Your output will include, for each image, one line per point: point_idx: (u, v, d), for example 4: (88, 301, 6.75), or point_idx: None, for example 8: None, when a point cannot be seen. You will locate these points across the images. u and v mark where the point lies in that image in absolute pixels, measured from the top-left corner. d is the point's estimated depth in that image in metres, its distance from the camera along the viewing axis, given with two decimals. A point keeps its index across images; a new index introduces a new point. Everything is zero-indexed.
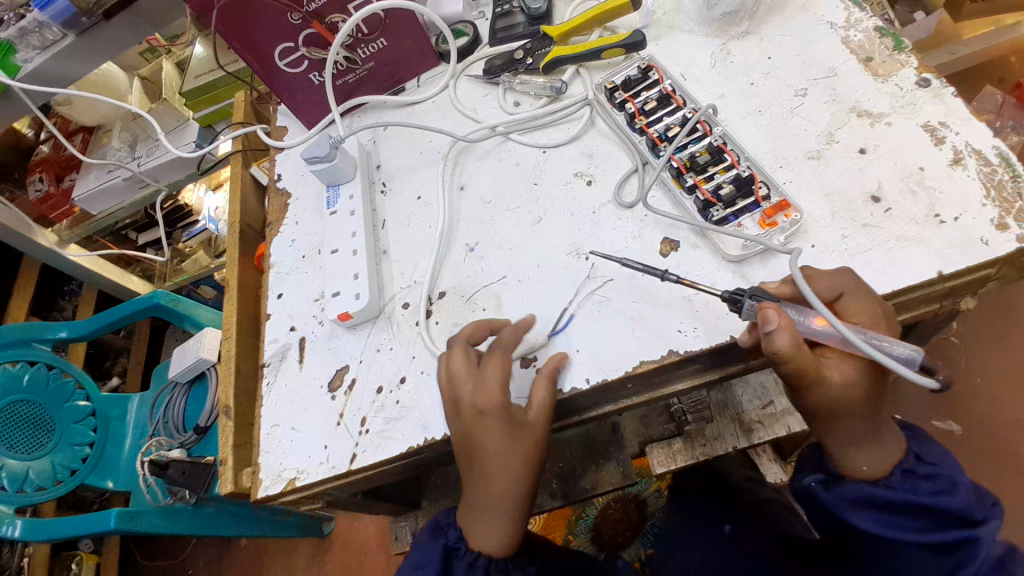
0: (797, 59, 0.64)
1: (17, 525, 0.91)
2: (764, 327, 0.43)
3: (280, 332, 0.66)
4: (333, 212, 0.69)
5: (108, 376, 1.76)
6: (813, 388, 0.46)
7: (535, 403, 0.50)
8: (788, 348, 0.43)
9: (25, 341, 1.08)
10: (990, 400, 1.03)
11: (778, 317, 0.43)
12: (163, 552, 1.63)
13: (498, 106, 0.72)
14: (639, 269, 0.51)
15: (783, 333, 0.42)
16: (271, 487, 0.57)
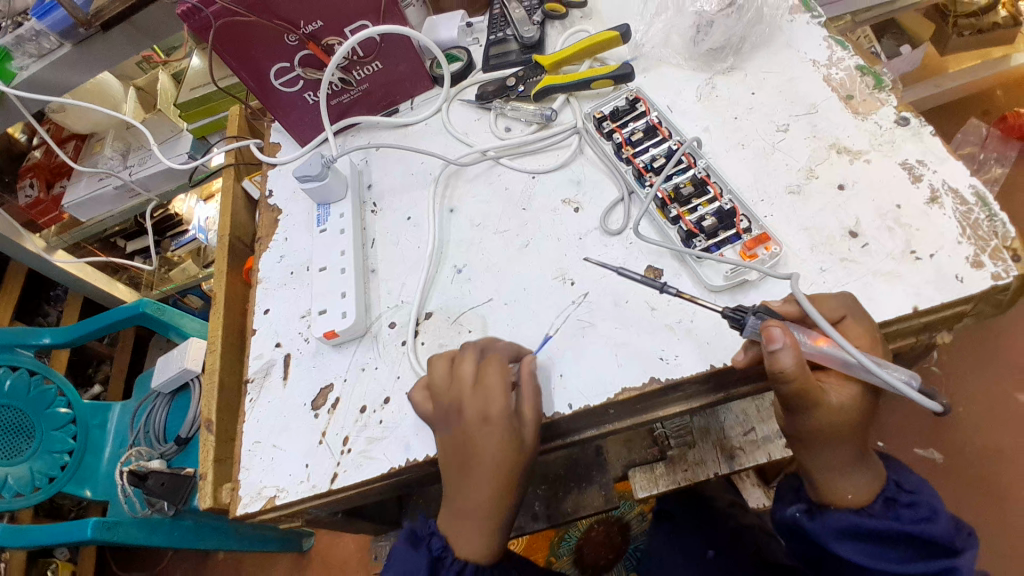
0: (780, 95, 0.66)
1: None
2: (770, 345, 0.43)
3: (265, 348, 0.66)
4: (323, 229, 0.69)
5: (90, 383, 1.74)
6: (809, 411, 0.46)
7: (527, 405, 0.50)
8: (793, 368, 0.42)
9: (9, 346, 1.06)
10: (972, 428, 1.05)
11: (785, 335, 0.43)
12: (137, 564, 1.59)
13: (489, 130, 0.73)
14: (638, 280, 0.52)
15: (788, 352, 0.42)
16: (250, 504, 0.56)
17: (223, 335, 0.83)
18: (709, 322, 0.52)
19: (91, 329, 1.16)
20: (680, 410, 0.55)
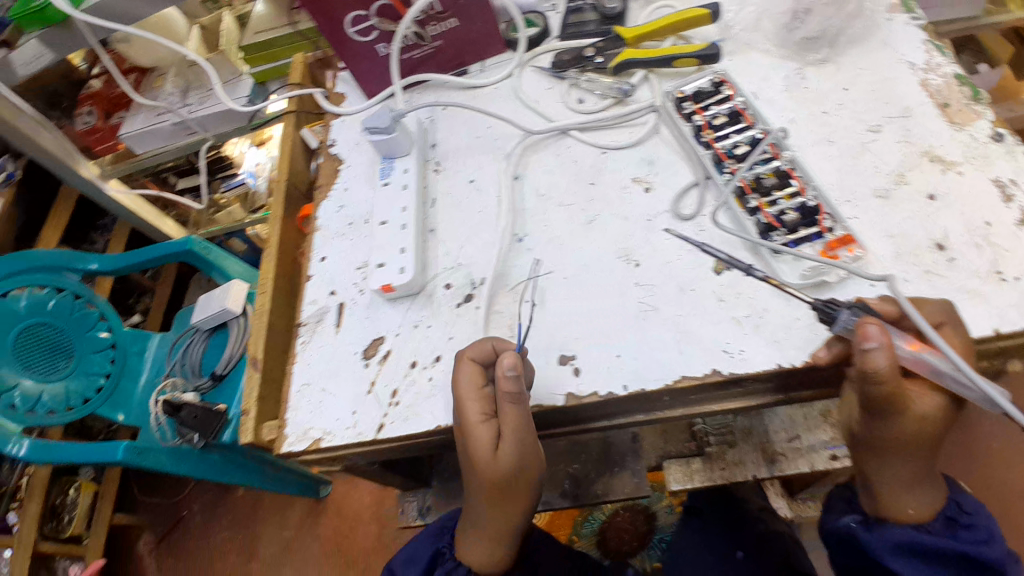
0: (873, 94, 0.63)
1: (22, 445, 0.96)
2: (864, 342, 0.41)
3: (319, 295, 0.67)
4: (385, 183, 0.69)
5: (131, 312, 1.80)
6: (892, 416, 0.45)
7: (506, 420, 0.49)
8: (886, 368, 0.42)
9: (60, 268, 1.12)
10: (1010, 466, 1.03)
11: (883, 334, 0.41)
12: (161, 490, 1.65)
13: (561, 100, 0.71)
14: (723, 259, 0.52)
15: (883, 352, 0.41)
16: (296, 443, 0.58)
17: (274, 279, 0.84)
18: (781, 319, 0.50)
19: (137, 262, 1.21)
20: (734, 406, 0.53)
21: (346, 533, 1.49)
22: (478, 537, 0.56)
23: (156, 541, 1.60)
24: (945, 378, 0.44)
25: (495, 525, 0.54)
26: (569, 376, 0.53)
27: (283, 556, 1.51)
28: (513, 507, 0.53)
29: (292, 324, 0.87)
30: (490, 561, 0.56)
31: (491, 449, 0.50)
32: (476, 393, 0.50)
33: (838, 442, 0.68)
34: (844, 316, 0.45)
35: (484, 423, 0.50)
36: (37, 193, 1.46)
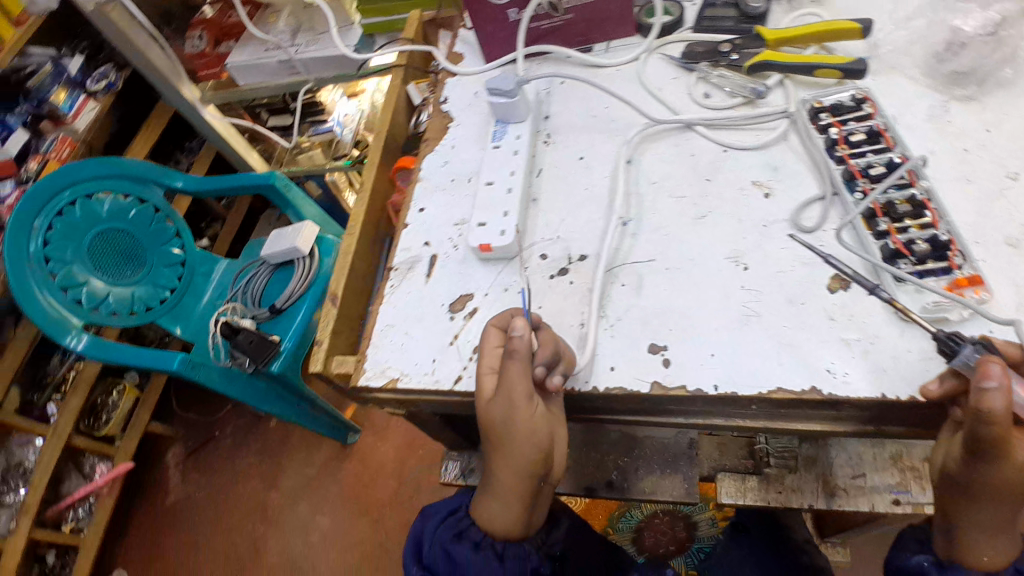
0: (1012, 144, 0.57)
1: (81, 340, 1.02)
2: (981, 381, 0.39)
3: (413, 243, 0.68)
4: (497, 145, 0.69)
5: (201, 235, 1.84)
6: (996, 463, 0.42)
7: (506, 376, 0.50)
8: (1003, 411, 0.39)
9: (148, 181, 1.22)
10: None
11: (1005, 374, 0.38)
12: (196, 407, 1.71)
13: (686, 91, 0.69)
14: (849, 275, 0.51)
15: (1001, 395, 0.38)
16: (372, 379, 0.59)
17: (361, 225, 0.86)
18: (893, 348, 0.48)
19: (216, 187, 1.30)
20: (811, 427, 0.54)
21: (365, 484, 1.47)
22: (488, 492, 0.56)
23: (184, 454, 1.64)
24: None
25: (499, 484, 0.54)
26: (658, 365, 0.52)
27: (301, 492, 1.49)
28: (516, 471, 0.53)
29: (371, 269, 0.90)
30: (496, 521, 0.56)
31: (490, 401, 0.51)
32: (493, 348, 0.53)
33: (905, 489, 0.63)
34: (969, 352, 0.43)
35: (490, 375, 0.52)
36: (131, 110, 1.51)
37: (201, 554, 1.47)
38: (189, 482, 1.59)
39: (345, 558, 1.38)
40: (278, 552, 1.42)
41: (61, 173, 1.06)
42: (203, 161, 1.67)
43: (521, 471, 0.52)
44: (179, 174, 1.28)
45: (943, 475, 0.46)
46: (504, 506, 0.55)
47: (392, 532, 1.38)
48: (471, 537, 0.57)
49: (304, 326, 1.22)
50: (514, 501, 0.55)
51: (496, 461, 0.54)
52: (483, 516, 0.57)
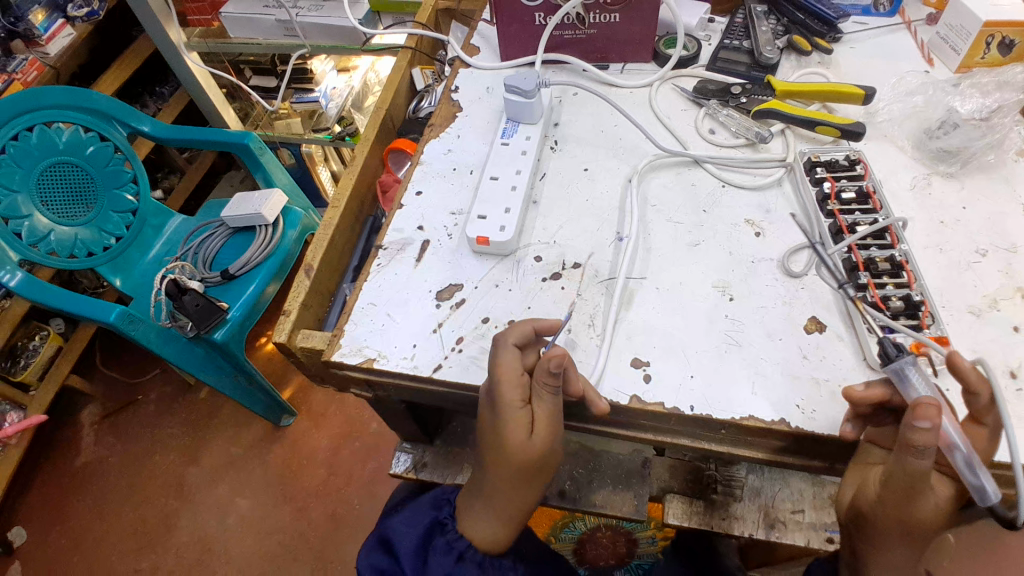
0: (987, 223, 0.63)
1: (15, 276, 0.97)
2: (915, 420, 0.40)
3: (405, 225, 0.67)
4: (505, 143, 0.70)
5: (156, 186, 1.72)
6: (907, 504, 0.44)
7: (540, 412, 0.51)
8: (930, 447, 0.41)
9: (111, 118, 1.13)
10: None
11: (939, 417, 0.40)
12: (121, 365, 1.60)
13: (693, 125, 0.73)
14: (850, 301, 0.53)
15: (933, 433, 0.40)
16: (348, 356, 0.57)
17: (347, 199, 0.84)
18: None
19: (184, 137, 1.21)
20: (759, 455, 0.56)
21: (293, 470, 1.40)
22: (483, 509, 0.55)
23: (100, 415, 1.53)
24: (955, 454, 0.43)
25: (504, 500, 0.54)
26: (638, 379, 0.53)
27: (221, 472, 1.41)
28: (527, 486, 0.54)
29: (349, 247, 0.87)
30: (490, 541, 0.55)
31: (523, 431, 0.50)
32: (518, 382, 0.50)
33: (839, 527, 0.66)
34: (905, 363, 0.44)
35: (522, 410, 0.50)
36: (107, 46, 1.41)
37: (105, 524, 1.36)
38: (102, 445, 1.48)
39: (263, 545, 1.30)
40: (190, 529, 1.34)
41: (23, 97, 1.00)
42: (173, 108, 1.57)
43: (531, 484, 0.53)
44: (147, 118, 1.19)
45: (856, 513, 0.49)
46: (500, 523, 0.55)
47: (317, 522, 1.32)
48: (474, 558, 0.55)
49: (253, 298, 1.16)
50: (511, 518, 0.55)
51: (503, 480, 0.53)
52: (478, 535, 0.55)
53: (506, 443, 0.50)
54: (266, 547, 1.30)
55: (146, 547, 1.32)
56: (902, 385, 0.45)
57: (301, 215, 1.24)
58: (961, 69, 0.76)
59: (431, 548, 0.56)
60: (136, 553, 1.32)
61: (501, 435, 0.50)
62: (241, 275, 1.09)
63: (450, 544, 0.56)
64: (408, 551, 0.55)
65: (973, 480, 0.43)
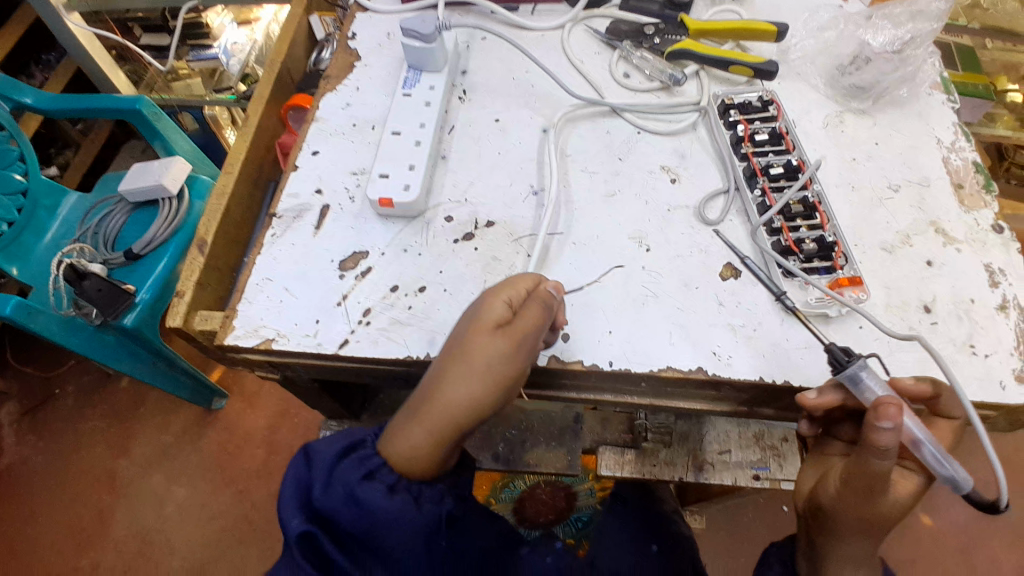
0: (899, 158, 0.64)
1: None
2: (879, 421, 0.40)
3: (302, 190, 0.61)
4: (407, 93, 0.64)
5: (48, 163, 1.39)
6: (875, 498, 0.44)
7: (523, 316, 0.45)
8: (891, 447, 0.41)
9: None
10: (913, 561, 1.07)
11: (900, 416, 0.40)
12: (35, 359, 1.42)
13: (607, 68, 0.69)
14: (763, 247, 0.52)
15: (895, 434, 0.40)
16: (242, 339, 0.52)
17: (242, 163, 0.75)
18: (771, 336, 0.51)
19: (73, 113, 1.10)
20: (681, 404, 0.56)
21: (230, 453, 1.31)
22: (409, 413, 0.47)
23: (20, 413, 1.36)
24: (923, 450, 0.44)
25: (432, 401, 0.46)
26: (556, 339, 0.51)
27: (153, 461, 1.30)
28: (463, 398, 0.45)
29: (251, 216, 0.79)
30: (402, 452, 0.47)
31: (491, 322, 0.45)
32: (519, 286, 0.48)
33: (763, 464, 0.69)
34: (860, 369, 0.43)
35: (504, 306, 0.46)
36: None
37: (33, 527, 1.23)
38: (19, 445, 1.32)
39: (205, 532, 1.22)
40: (127, 522, 1.23)
41: None
42: (61, 78, 1.36)
43: (465, 390, 0.45)
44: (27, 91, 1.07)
45: (821, 507, 0.49)
46: (420, 434, 0.46)
47: (260, 504, 1.26)
48: (385, 478, 0.46)
49: (164, 277, 1.05)
50: (432, 433, 0.46)
51: (441, 378, 0.46)
52: (394, 442, 0.47)
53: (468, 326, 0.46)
54: (209, 535, 1.22)
55: (82, 548, 1.21)
56: (857, 390, 0.44)
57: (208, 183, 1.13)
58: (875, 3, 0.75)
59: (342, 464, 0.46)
60: (71, 554, 1.20)
61: (469, 320, 0.46)
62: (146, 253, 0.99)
63: (364, 460, 0.46)
64: (317, 467, 0.46)
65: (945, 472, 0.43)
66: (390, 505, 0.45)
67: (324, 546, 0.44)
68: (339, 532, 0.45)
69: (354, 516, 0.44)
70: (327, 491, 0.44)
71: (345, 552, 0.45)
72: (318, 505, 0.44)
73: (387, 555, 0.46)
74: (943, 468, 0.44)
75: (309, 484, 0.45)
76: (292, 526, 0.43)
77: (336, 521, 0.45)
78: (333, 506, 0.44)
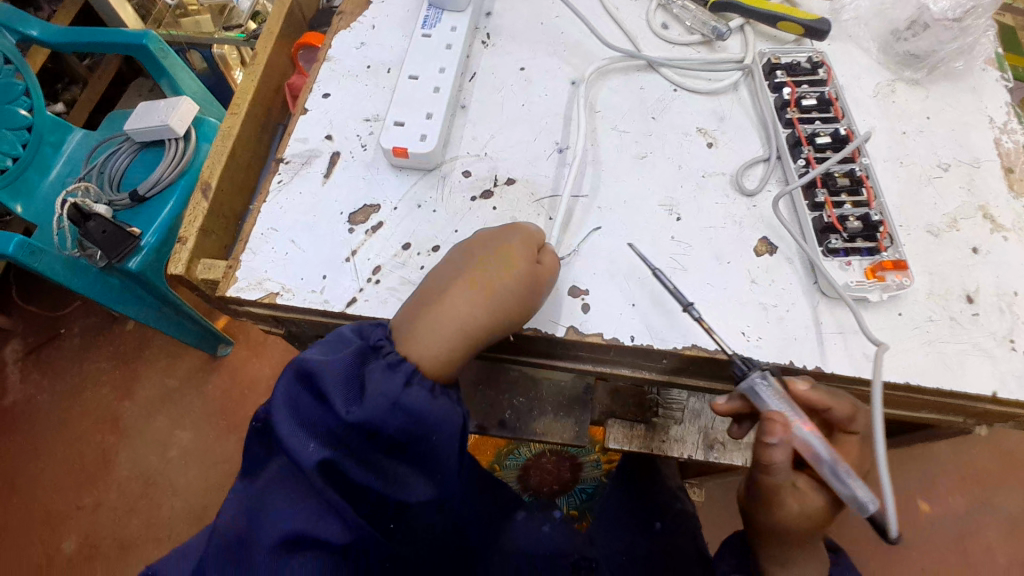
0: (950, 134, 0.59)
1: None
2: (768, 437, 0.41)
3: (311, 135, 0.57)
4: (426, 34, 0.59)
5: (54, 100, 1.35)
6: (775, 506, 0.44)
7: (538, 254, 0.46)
8: (780, 462, 0.42)
9: None
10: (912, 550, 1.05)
11: (786, 433, 0.41)
12: (39, 297, 1.41)
13: (644, 17, 0.64)
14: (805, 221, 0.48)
15: (782, 448, 0.41)
16: (246, 290, 0.50)
17: (249, 105, 0.72)
18: (804, 318, 0.48)
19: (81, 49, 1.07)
20: (700, 383, 0.53)
21: (234, 399, 1.32)
22: (424, 315, 0.44)
23: (24, 351, 1.36)
24: (822, 464, 0.41)
25: (457, 301, 0.44)
26: (576, 309, 0.48)
27: (157, 404, 1.30)
28: (492, 302, 0.44)
29: (258, 163, 0.75)
30: (422, 352, 0.43)
31: (527, 244, 0.46)
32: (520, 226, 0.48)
33: None
34: (755, 379, 0.43)
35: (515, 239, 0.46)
36: None
37: (41, 463, 1.25)
38: (28, 383, 1.33)
39: (207, 476, 1.24)
40: (130, 463, 1.25)
41: None
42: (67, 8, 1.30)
43: (496, 293, 0.44)
44: (36, 26, 1.05)
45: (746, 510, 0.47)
46: (444, 335, 0.43)
47: None
48: (424, 383, 0.42)
49: (170, 221, 1.02)
50: (458, 334, 0.44)
51: (468, 281, 0.45)
52: (413, 343, 0.43)
53: (494, 240, 0.46)
54: (210, 479, 1.23)
55: (86, 485, 1.23)
56: (756, 402, 0.43)
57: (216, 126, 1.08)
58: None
59: (368, 376, 0.41)
60: (77, 490, 1.23)
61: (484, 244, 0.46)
62: (154, 197, 0.96)
63: (395, 367, 0.42)
64: (334, 385, 0.40)
65: (849, 493, 0.40)
66: (436, 408, 0.41)
67: (348, 474, 0.39)
68: (367, 452, 0.41)
69: (398, 424, 0.40)
70: (360, 405, 0.39)
71: (374, 474, 0.41)
72: (351, 421, 0.39)
73: (426, 467, 0.42)
74: (845, 484, 0.40)
75: (333, 405, 0.39)
76: (308, 455, 0.39)
77: (368, 437, 0.40)
78: (374, 416, 0.39)
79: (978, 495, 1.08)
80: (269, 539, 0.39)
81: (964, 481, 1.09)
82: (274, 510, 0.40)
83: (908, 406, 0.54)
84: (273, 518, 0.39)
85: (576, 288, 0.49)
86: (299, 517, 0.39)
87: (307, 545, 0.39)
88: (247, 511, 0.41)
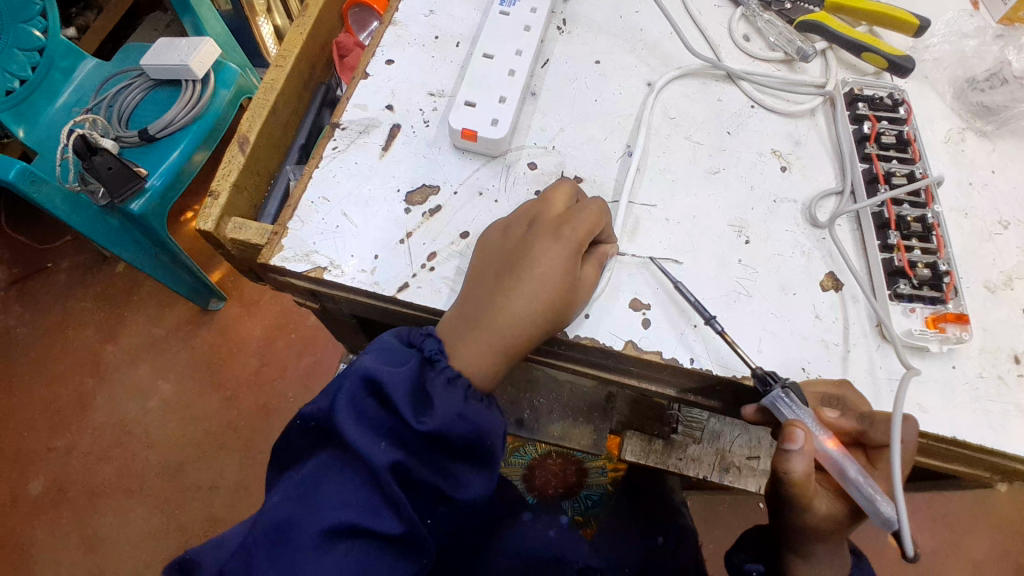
0: (1013, 190, 0.58)
1: None
2: (787, 443, 0.39)
3: (371, 102, 0.54)
4: (504, 11, 0.56)
5: (66, 23, 1.27)
6: (799, 508, 0.42)
7: (588, 272, 0.45)
8: (801, 473, 0.40)
9: None
10: None
11: (808, 441, 0.39)
12: (29, 227, 1.35)
13: (726, 26, 0.61)
14: (854, 275, 0.47)
15: (801, 457, 0.39)
16: (291, 261, 0.47)
17: (295, 59, 0.67)
18: (866, 359, 0.47)
19: None
20: None
21: (221, 357, 1.24)
22: (469, 326, 0.43)
23: (7, 282, 1.30)
24: (852, 487, 0.41)
25: (501, 312, 0.43)
26: (636, 324, 0.47)
27: (141, 351, 1.24)
28: (532, 312, 0.42)
29: (297, 121, 0.70)
30: (470, 360, 0.43)
31: (576, 244, 0.44)
32: (558, 213, 0.45)
33: None
34: (777, 394, 0.41)
35: (559, 245, 0.43)
36: None
37: (13, 398, 1.19)
38: (9, 314, 1.27)
39: (186, 432, 1.17)
40: (107, 410, 1.19)
41: None
42: None
43: (540, 308, 0.42)
44: None
45: (768, 508, 0.47)
46: (492, 345, 0.43)
47: (246, 413, 1.19)
48: (475, 397, 0.43)
49: (177, 166, 0.97)
50: (510, 345, 0.43)
51: (511, 291, 0.43)
52: (462, 354, 0.43)
53: (537, 247, 0.43)
54: (189, 434, 1.17)
55: (59, 427, 1.17)
56: (778, 416, 0.42)
57: (237, 74, 1.03)
58: (1003, 22, 0.66)
59: (430, 389, 0.42)
60: (49, 431, 1.17)
61: (528, 249, 0.43)
62: (167, 140, 0.92)
63: (453, 382, 0.42)
64: (403, 397, 0.40)
65: (877, 511, 0.39)
66: (494, 420, 0.43)
67: (413, 473, 0.41)
68: (429, 454, 0.42)
69: (463, 434, 0.41)
70: (429, 415, 0.40)
71: (437, 474, 0.42)
72: (423, 431, 0.40)
73: (480, 466, 0.43)
74: (873, 508, 0.40)
75: (401, 415, 0.40)
76: (381, 457, 0.39)
77: (432, 442, 0.41)
78: (443, 427, 0.40)
79: (950, 537, 1.09)
80: (323, 527, 0.38)
81: (942, 525, 1.10)
82: (331, 504, 0.39)
83: (941, 456, 0.51)
84: (329, 507, 0.39)
85: (636, 303, 0.47)
86: (358, 509, 0.39)
87: (362, 536, 0.39)
88: (299, 503, 0.40)
